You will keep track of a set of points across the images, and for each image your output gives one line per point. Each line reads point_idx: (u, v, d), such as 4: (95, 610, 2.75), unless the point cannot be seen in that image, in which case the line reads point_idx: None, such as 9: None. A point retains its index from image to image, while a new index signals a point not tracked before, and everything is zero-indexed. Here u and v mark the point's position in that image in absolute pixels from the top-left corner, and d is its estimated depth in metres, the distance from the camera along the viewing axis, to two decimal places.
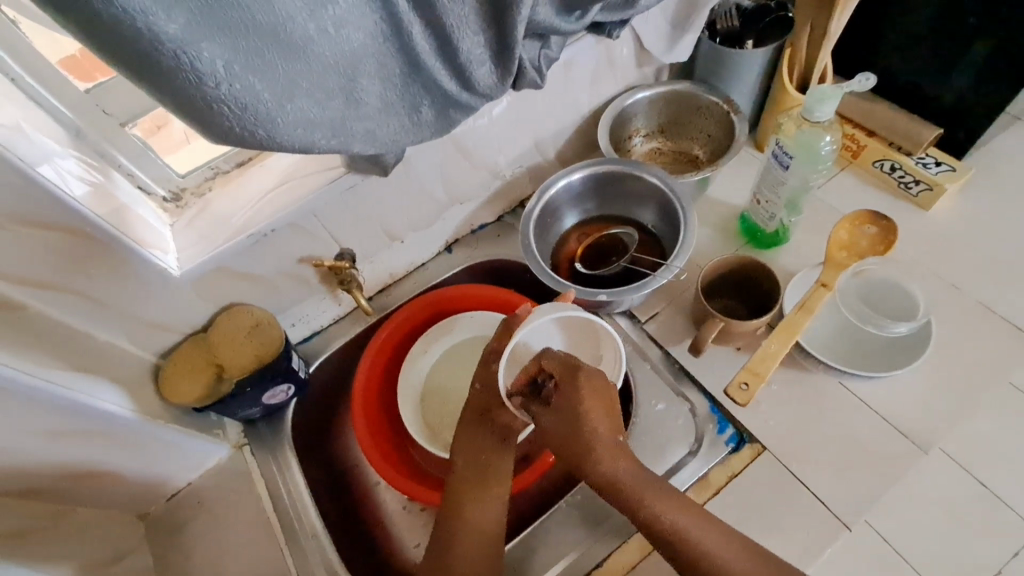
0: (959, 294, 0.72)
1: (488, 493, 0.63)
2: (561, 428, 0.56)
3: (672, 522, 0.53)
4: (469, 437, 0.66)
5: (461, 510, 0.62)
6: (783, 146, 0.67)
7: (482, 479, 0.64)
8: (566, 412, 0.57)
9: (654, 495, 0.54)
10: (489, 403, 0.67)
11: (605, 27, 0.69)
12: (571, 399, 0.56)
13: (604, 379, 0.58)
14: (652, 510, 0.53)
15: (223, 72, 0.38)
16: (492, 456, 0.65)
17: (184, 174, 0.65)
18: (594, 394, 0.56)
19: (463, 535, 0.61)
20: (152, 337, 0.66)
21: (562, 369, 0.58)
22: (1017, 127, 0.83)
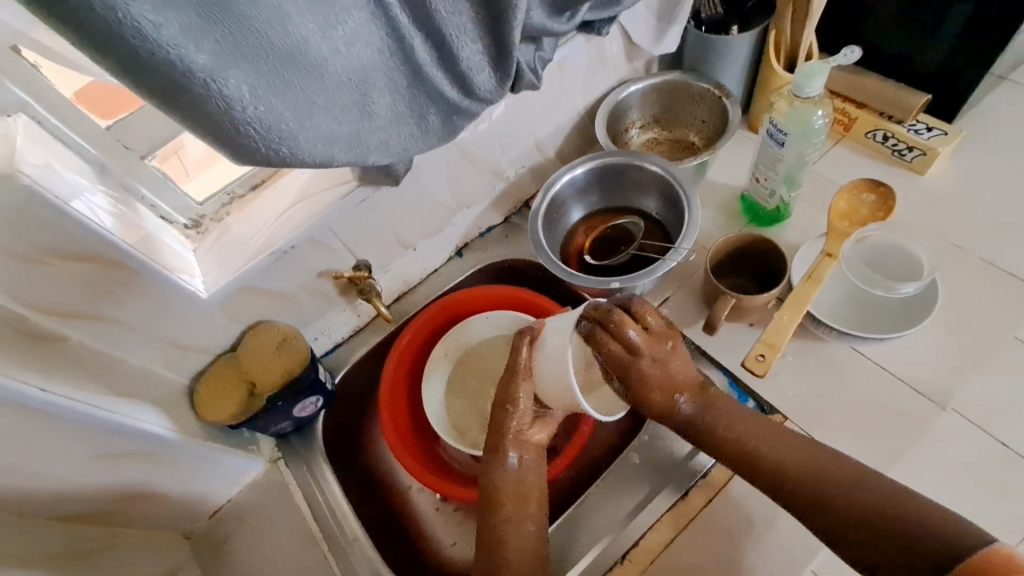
0: (961, 253, 0.74)
1: (525, 510, 0.62)
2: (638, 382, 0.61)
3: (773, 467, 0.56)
4: (498, 455, 0.63)
5: (498, 524, 0.61)
6: (777, 124, 0.69)
7: (519, 497, 0.62)
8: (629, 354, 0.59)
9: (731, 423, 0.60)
10: (516, 427, 0.63)
11: (594, 25, 0.72)
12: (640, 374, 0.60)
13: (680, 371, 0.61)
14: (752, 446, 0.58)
15: (249, 97, 0.41)
16: (533, 472, 0.64)
17: (202, 202, 0.68)
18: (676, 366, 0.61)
19: (510, 537, 0.60)
20: (184, 359, 0.69)
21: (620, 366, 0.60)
22: (1003, 87, 0.85)
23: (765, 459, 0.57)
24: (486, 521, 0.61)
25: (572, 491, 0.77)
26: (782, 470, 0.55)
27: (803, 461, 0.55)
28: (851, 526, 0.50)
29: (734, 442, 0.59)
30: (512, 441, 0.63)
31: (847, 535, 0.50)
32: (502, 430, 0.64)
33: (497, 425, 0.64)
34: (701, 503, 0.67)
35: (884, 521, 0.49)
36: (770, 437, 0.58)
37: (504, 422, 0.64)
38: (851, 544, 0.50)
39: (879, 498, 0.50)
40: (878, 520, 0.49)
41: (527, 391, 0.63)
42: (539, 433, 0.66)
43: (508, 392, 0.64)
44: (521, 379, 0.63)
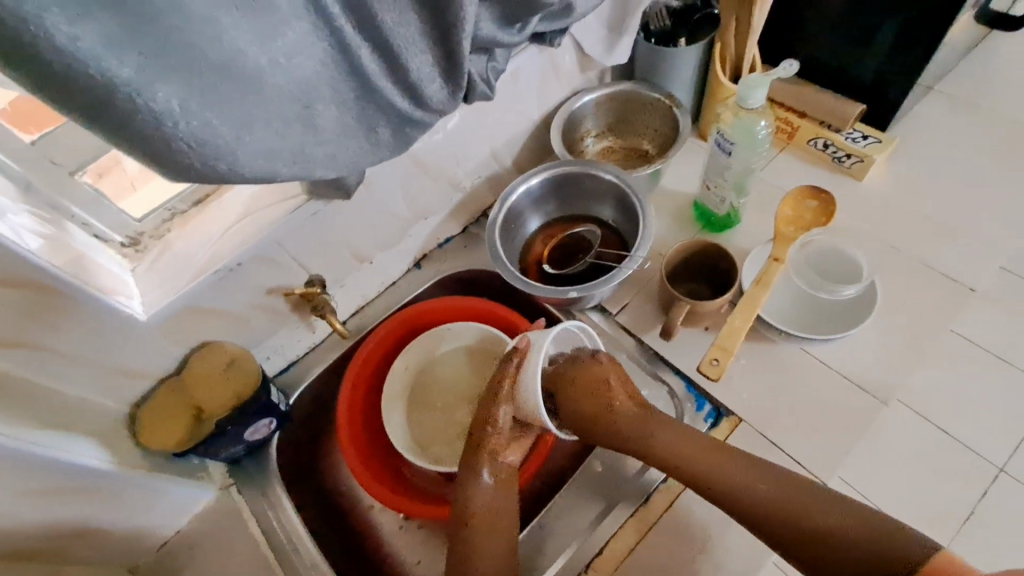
0: (897, 254, 0.78)
1: (499, 535, 0.60)
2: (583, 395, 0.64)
3: (747, 496, 0.54)
4: (471, 477, 0.63)
5: (470, 546, 0.59)
6: (724, 134, 0.71)
7: (493, 520, 0.61)
8: (561, 380, 0.66)
9: (685, 449, 0.59)
10: (490, 449, 0.64)
11: (546, 36, 0.73)
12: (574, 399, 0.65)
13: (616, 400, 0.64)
14: (717, 477, 0.56)
15: (179, 111, 0.39)
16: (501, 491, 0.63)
17: (141, 218, 0.64)
18: (612, 385, 0.64)
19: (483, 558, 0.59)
20: (124, 385, 0.65)
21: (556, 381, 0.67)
22: (930, 97, 0.90)
23: (723, 487, 0.55)
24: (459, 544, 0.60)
25: (536, 502, 0.77)
26: (755, 501, 0.54)
27: (769, 484, 0.54)
28: (799, 547, 0.51)
29: (689, 472, 0.58)
30: (486, 462, 0.64)
31: (801, 555, 0.51)
32: (478, 452, 0.64)
33: (474, 447, 0.65)
34: (663, 507, 0.67)
35: (839, 546, 0.49)
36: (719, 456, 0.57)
37: (482, 443, 0.65)
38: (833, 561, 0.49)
39: (846, 518, 0.50)
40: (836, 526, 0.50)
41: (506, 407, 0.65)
42: (511, 454, 0.67)
43: (484, 416, 0.65)
44: (504, 402, 0.65)
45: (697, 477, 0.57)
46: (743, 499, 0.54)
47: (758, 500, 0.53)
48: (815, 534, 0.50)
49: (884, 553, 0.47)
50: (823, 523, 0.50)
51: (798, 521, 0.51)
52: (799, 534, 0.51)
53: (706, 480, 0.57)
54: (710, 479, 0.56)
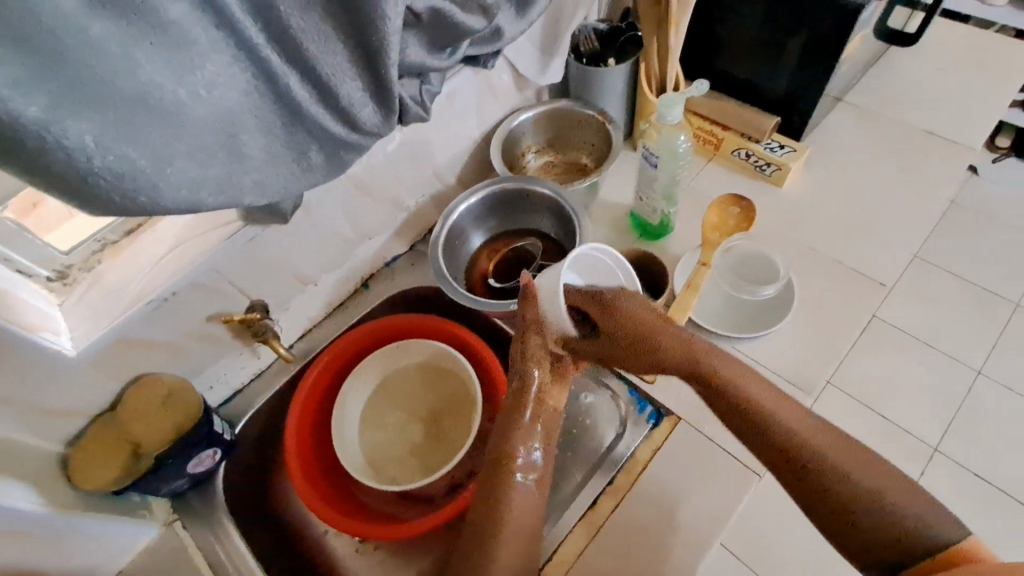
0: (816, 254, 0.84)
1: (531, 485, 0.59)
2: (623, 322, 0.59)
3: (805, 444, 0.52)
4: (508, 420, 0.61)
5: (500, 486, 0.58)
6: (650, 149, 0.76)
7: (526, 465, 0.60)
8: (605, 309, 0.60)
9: (745, 384, 0.55)
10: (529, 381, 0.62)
11: (479, 59, 0.75)
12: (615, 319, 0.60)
13: (659, 325, 0.59)
14: (775, 418, 0.53)
15: (93, 146, 0.39)
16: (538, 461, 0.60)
17: (69, 251, 0.63)
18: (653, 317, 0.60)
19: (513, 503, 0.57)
20: (53, 424, 0.62)
21: (598, 306, 0.60)
22: (840, 108, 0.98)
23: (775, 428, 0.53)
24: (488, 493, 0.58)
25: None
26: (814, 448, 0.51)
27: (837, 454, 0.51)
28: (822, 507, 0.51)
29: (743, 405, 0.54)
30: (530, 404, 0.62)
31: (823, 516, 0.51)
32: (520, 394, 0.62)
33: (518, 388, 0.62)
34: (610, 508, 0.69)
35: (863, 522, 0.49)
36: (774, 397, 0.55)
37: (524, 383, 0.62)
38: (871, 529, 0.49)
39: (893, 485, 0.50)
40: (880, 488, 0.49)
41: (540, 335, 0.62)
42: (558, 393, 0.64)
43: (525, 353, 0.63)
44: (538, 332, 0.63)
45: (749, 417, 0.54)
46: (800, 446, 0.52)
47: (817, 449, 0.51)
48: (861, 497, 0.49)
49: (910, 543, 0.48)
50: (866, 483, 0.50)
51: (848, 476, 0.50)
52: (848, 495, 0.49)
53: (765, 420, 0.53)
54: (769, 426, 0.53)
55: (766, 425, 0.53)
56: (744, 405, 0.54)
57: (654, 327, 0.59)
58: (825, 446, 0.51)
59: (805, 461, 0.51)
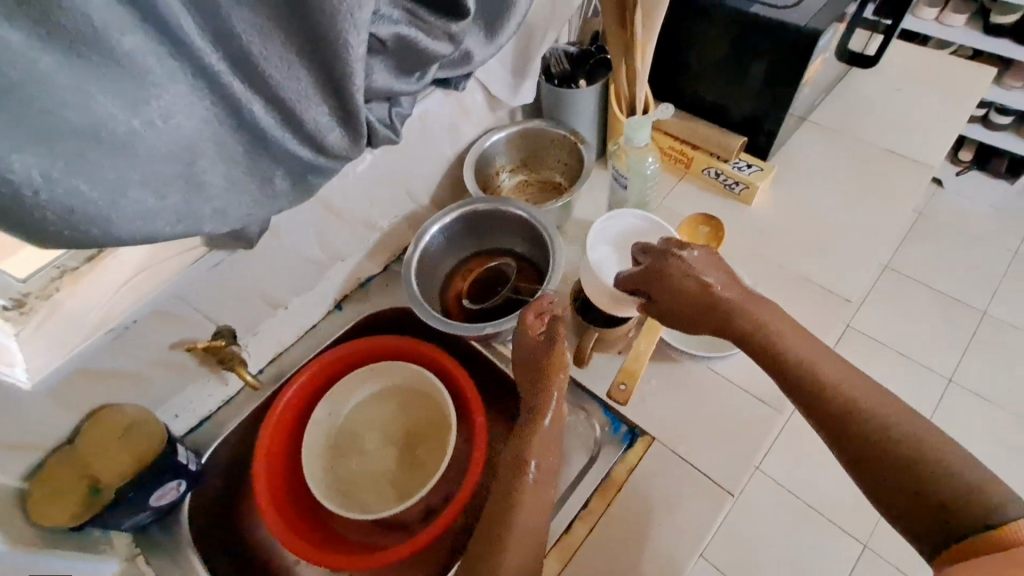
0: (784, 271, 0.85)
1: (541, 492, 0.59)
2: (669, 280, 0.64)
3: (837, 385, 0.53)
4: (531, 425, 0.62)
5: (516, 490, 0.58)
6: (620, 170, 0.77)
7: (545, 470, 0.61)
8: (650, 274, 0.66)
9: (783, 333, 0.58)
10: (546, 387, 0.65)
11: (450, 81, 0.75)
12: (661, 278, 0.65)
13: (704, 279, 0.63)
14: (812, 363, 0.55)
15: (40, 180, 0.38)
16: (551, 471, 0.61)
17: (25, 278, 0.60)
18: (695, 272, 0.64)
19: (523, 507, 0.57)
20: (6, 459, 0.60)
21: (645, 276, 0.67)
22: (806, 127, 1.00)
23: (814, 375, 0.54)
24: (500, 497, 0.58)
25: (462, 545, 0.76)
26: (848, 392, 0.52)
27: (873, 403, 0.51)
28: (861, 455, 0.50)
29: (784, 356, 0.57)
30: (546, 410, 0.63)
31: (863, 467, 0.50)
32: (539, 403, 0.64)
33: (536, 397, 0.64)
34: (585, 532, 0.68)
35: (899, 478, 0.47)
36: (812, 347, 0.57)
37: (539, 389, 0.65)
38: (901, 478, 0.47)
39: (929, 438, 0.48)
40: (918, 436, 0.48)
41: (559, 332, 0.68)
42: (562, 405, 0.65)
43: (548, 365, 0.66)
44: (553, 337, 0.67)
45: (788, 367, 0.56)
46: (835, 391, 0.53)
47: (850, 396, 0.52)
48: (891, 438, 0.49)
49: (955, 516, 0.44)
50: (902, 430, 0.49)
51: (885, 422, 0.50)
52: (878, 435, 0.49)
53: (803, 366, 0.55)
54: (805, 371, 0.55)
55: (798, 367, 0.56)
56: (782, 357, 0.57)
57: (701, 277, 0.63)
58: (877, 410, 0.50)
59: (846, 421, 0.51)
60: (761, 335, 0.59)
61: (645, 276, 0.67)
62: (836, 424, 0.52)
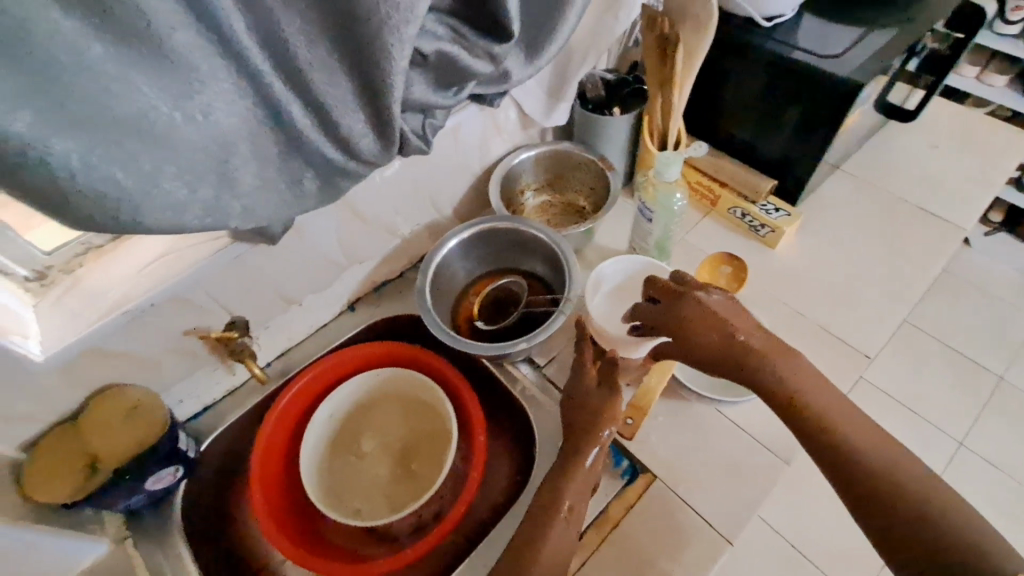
0: (805, 320, 0.84)
1: (571, 523, 0.60)
2: (681, 322, 0.62)
3: (842, 428, 0.54)
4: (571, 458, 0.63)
5: (551, 519, 0.59)
6: (646, 203, 0.77)
7: (576, 505, 0.61)
8: (660, 315, 0.64)
9: (795, 373, 0.57)
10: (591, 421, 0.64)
11: (486, 97, 0.76)
12: (672, 318, 0.63)
13: (719, 320, 0.60)
14: (817, 403, 0.56)
15: (79, 165, 0.38)
16: (580, 509, 0.62)
17: (50, 251, 0.60)
18: (709, 313, 0.61)
19: (553, 539, 0.58)
20: (10, 429, 0.60)
21: (654, 318, 0.65)
22: (836, 176, 0.99)
23: (817, 415, 0.55)
24: (530, 524, 0.59)
25: (452, 562, 0.76)
26: (852, 437, 0.53)
27: (874, 448, 0.52)
28: (867, 501, 0.51)
29: (788, 396, 0.57)
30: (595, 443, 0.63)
31: (871, 514, 0.51)
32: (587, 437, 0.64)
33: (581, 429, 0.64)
34: (577, 564, 0.67)
35: (906, 528, 0.48)
36: (817, 387, 0.57)
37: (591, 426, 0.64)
38: (905, 526, 0.49)
39: (927, 485, 0.50)
40: (919, 485, 0.50)
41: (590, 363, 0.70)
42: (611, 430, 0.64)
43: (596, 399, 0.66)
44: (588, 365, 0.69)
45: (790, 407, 0.57)
46: (838, 433, 0.54)
47: (853, 441, 0.53)
48: (892, 485, 0.50)
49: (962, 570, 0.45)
50: (903, 476, 0.50)
51: (886, 468, 0.51)
52: (878, 480, 0.51)
53: (808, 407, 0.56)
54: (809, 411, 0.56)
55: (804, 406, 0.56)
56: (787, 398, 0.57)
57: (715, 319, 0.61)
58: (870, 453, 0.52)
59: (853, 471, 0.52)
60: (774, 387, 0.58)
61: (653, 316, 0.65)
62: (844, 471, 0.53)
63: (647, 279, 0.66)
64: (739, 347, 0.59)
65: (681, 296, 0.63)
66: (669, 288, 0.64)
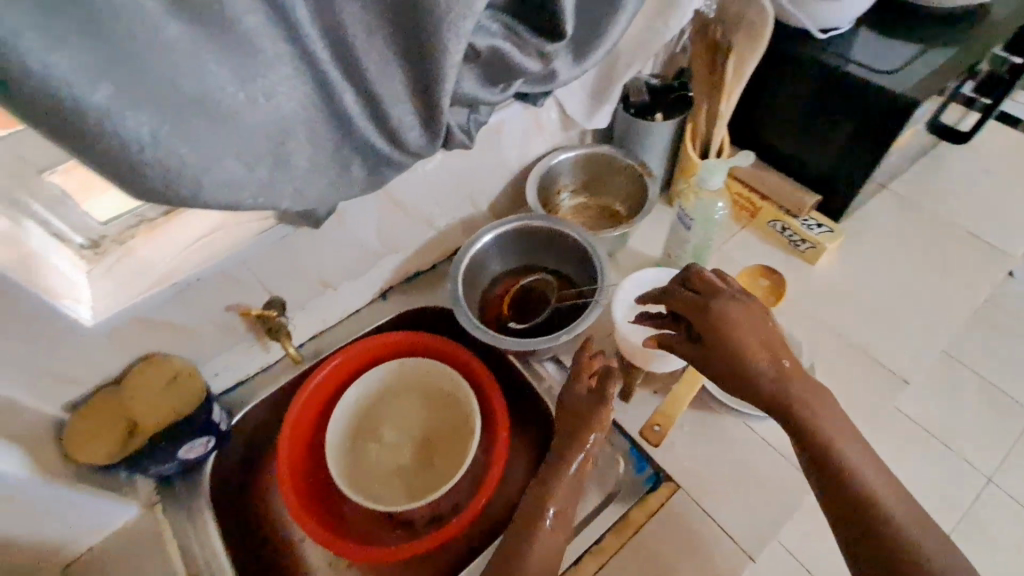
0: (842, 340, 0.82)
1: (556, 533, 0.61)
2: (720, 320, 0.58)
3: (854, 467, 0.53)
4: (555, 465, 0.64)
5: (533, 528, 0.60)
6: (685, 210, 0.76)
7: (561, 516, 0.62)
8: (699, 307, 0.60)
9: (820, 408, 0.55)
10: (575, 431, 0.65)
11: (530, 96, 0.76)
12: (711, 314, 0.59)
13: (761, 334, 0.58)
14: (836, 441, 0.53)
15: (149, 138, 0.40)
16: (566, 519, 0.62)
17: (106, 222, 0.63)
18: (752, 322, 0.58)
19: (537, 548, 0.59)
20: (58, 389, 0.63)
21: (692, 306, 0.61)
22: (882, 195, 0.97)
23: (834, 450, 0.53)
24: (514, 532, 0.60)
25: (468, 556, 0.76)
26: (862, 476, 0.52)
27: (883, 491, 0.52)
28: (858, 537, 0.51)
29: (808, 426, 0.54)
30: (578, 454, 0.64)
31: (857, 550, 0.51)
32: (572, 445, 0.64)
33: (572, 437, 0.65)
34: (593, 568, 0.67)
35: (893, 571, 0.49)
36: (840, 425, 0.55)
37: (574, 434, 0.65)
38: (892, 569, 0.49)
39: (926, 536, 0.49)
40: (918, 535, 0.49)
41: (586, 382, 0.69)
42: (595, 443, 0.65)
43: (586, 410, 0.66)
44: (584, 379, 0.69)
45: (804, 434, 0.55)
46: (849, 470, 0.53)
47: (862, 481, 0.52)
48: (889, 530, 0.50)
49: None
50: (903, 524, 0.50)
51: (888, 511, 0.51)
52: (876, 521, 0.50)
53: (827, 442, 0.54)
54: (826, 445, 0.54)
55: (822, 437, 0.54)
56: (806, 428, 0.54)
57: (757, 331, 0.58)
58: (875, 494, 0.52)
59: (850, 498, 0.52)
60: (795, 406, 0.55)
61: (691, 305, 0.61)
62: (845, 505, 0.52)
63: (699, 269, 0.63)
64: (777, 363, 0.56)
65: (728, 296, 0.60)
66: (718, 287, 0.61)
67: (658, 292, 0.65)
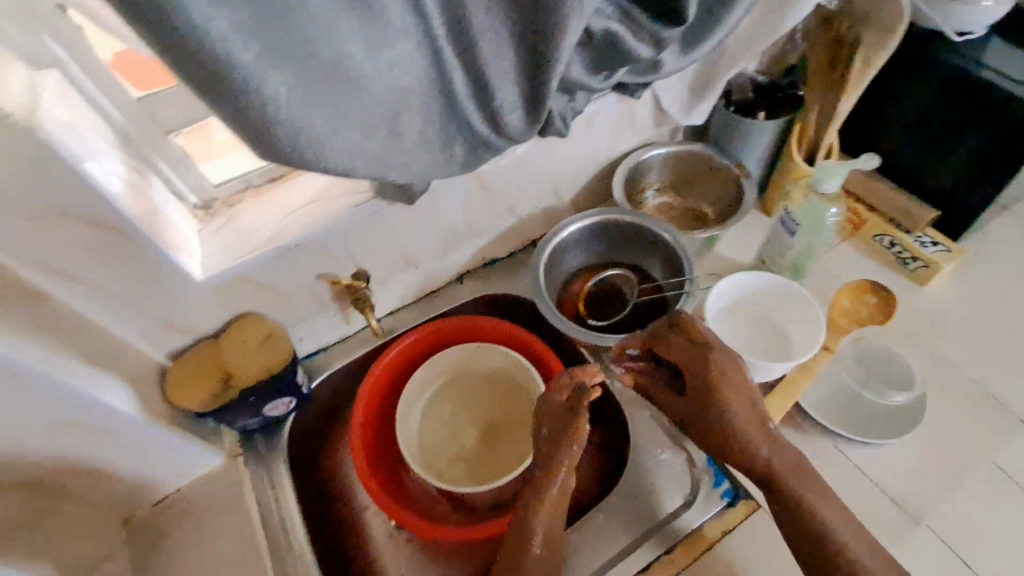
0: (952, 369, 0.75)
1: (551, 553, 0.58)
2: (709, 376, 0.60)
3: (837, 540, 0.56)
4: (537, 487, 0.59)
5: (523, 547, 0.57)
6: (791, 214, 0.72)
7: (554, 538, 0.59)
8: (688, 358, 0.61)
9: (797, 475, 0.58)
10: (553, 452, 0.60)
11: (629, 88, 0.74)
12: (700, 368, 0.60)
13: (749, 392, 0.59)
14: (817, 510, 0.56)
15: (284, 98, 0.42)
16: (556, 539, 0.59)
17: (218, 184, 0.66)
18: (739, 380, 0.60)
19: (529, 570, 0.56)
20: (164, 337, 0.67)
21: (682, 357, 0.62)
22: (1007, 215, 0.88)
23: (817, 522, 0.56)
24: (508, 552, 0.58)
25: None
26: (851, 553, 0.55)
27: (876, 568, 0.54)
28: None
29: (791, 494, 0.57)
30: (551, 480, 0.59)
31: None
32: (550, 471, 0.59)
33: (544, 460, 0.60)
34: None
35: None
36: (818, 491, 0.58)
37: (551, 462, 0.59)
38: None
39: None
40: None
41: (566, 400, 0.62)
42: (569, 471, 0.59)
43: (572, 432, 0.59)
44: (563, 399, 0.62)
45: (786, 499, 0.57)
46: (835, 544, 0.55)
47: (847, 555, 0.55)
48: None
49: None
50: None
51: None
52: None
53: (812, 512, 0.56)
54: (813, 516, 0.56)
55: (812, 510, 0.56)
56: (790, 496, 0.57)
57: (743, 389, 0.59)
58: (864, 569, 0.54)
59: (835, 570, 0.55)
60: (766, 468, 0.58)
61: (680, 358, 0.62)
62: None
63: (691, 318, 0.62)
64: (760, 425, 0.59)
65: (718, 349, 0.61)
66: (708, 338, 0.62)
67: (646, 334, 0.65)
